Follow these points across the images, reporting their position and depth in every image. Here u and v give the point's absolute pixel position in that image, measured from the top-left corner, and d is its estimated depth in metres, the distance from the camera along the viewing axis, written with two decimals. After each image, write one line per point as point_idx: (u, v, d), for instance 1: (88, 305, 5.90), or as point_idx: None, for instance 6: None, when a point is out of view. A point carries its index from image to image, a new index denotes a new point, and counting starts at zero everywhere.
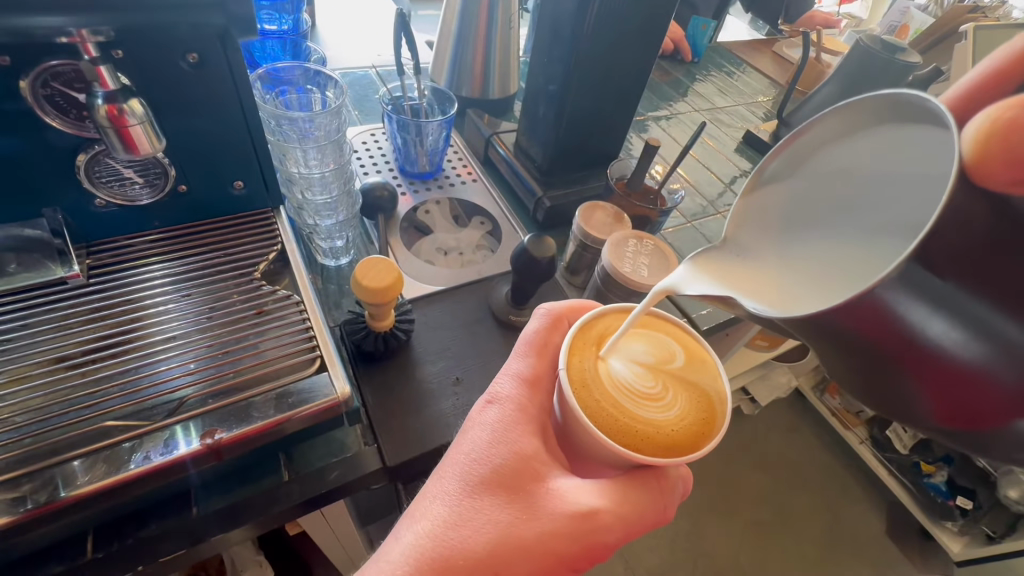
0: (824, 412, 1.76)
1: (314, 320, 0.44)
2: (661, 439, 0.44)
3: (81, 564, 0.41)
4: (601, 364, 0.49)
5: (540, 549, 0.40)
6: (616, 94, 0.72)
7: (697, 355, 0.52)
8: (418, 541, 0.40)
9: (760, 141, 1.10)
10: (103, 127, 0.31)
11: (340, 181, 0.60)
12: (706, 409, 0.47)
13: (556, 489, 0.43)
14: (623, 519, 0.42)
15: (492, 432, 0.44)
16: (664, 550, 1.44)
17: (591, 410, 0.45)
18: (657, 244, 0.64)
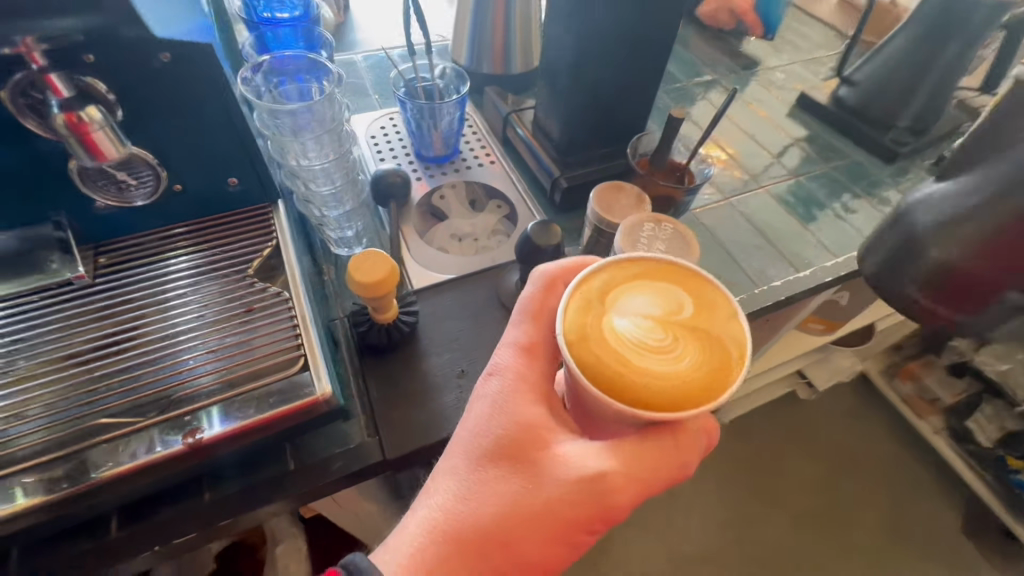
0: (894, 400, 1.61)
1: (302, 319, 0.44)
2: (669, 389, 0.37)
3: (109, 540, 0.46)
4: (596, 318, 0.41)
5: (549, 518, 0.39)
6: (640, 63, 0.66)
7: (708, 301, 0.43)
8: (431, 515, 0.40)
9: (817, 104, 0.99)
10: (65, 137, 0.32)
11: (343, 171, 0.60)
12: (721, 357, 0.39)
13: (558, 454, 0.41)
14: (633, 478, 0.40)
15: (488, 406, 0.42)
16: (708, 536, 1.40)
17: (587, 367, 0.38)
18: (676, 227, 0.59)
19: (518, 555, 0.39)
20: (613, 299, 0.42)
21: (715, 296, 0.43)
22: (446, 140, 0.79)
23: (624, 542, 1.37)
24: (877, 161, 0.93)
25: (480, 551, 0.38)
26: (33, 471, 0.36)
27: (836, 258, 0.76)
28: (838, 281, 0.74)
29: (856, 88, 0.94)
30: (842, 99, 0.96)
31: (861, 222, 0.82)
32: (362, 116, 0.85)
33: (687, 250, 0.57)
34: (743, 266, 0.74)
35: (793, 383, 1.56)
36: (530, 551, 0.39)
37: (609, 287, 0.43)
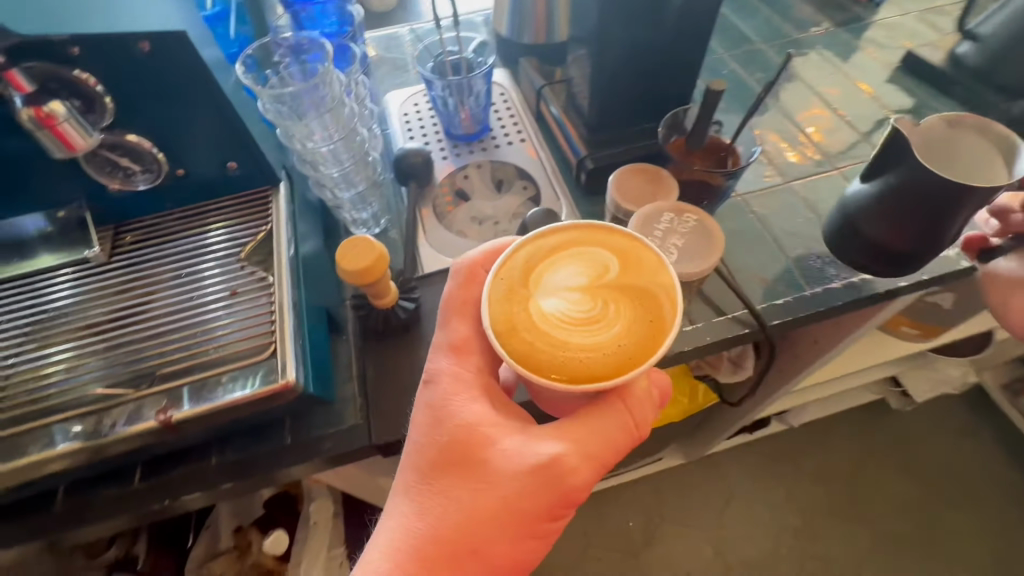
0: (1015, 419, 1.35)
1: (279, 305, 0.45)
2: (603, 356, 0.40)
3: (133, 488, 0.51)
4: (521, 304, 0.42)
5: (508, 513, 0.38)
6: (680, 26, 0.58)
7: (633, 257, 0.44)
8: (392, 534, 0.38)
9: (929, 66, 0.82)
10: (35, 130, 0.36)
11: (351, 151, 0.59)
12: (651, 314, 0.41)
13: (505, 452, 0.40)
14: (586, 456, 0.40)
15: (428, 416, 0.42)
16: (766, 546, 1.29)
17: (519, 355, 0.40)
18: (700, 218, 0.52)
19: (489, 556, 0.38)
20: (537, 277, 0.43)
21: (635, 249, 0.44)
22: (475, 116, 0.76)
23: (666, 538, 1.31)
24: None
25: (448, 563, 0.37)
26: (41, 430, 0.41)
27: None
28: (920, 285, 0.61)
29: (982, 44, 0.75)
30: (964, 58, 0.78)
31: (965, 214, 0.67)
32: (398, 92, 0.84)
33: (709, 247, 0.50)
34: (796, 262, 0.64)
35: (883, 392, 1.36)
36: (501, 550, 0.38)
37: (531, 265, 0.44)
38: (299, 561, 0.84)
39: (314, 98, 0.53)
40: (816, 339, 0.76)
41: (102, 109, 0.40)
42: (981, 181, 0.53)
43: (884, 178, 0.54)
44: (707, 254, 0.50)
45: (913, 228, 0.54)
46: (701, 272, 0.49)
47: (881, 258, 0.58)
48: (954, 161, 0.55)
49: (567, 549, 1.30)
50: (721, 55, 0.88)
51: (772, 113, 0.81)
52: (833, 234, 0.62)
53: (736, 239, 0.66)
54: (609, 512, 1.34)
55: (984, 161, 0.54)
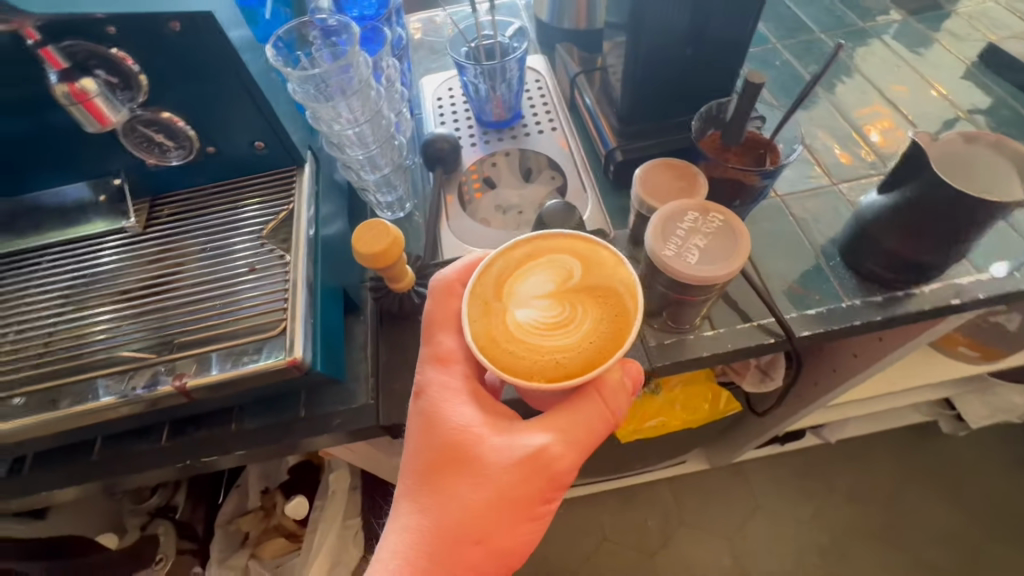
0: None
1: (295, 280, 0.46)
2: (576, 353, 0.42)
3: (160, 446, 0.54)
4: (497, 316, 0.44)
5: (504, 504, 0.40)
6: (723, 13, 0.54)
7: (594, 259, 0.46)
8: (400, 537, 0.40)
9: (1012, 61, 0.74)
10: (71, 104, 0.39)
11: (376, 135, 0.59)
12: (616, 309, 0.43)
13: (493, 448, 0.41)
14: (571, 443, 0.42)
15: (421, 425, 0.43)
16: (792, 562, 1.24)
17: (502, 362, 0.42)
18: (728, 219, 0.49)
19: (492, 544, 0.40)
20: (509, 290, 0.45)
21: (596, 253, 0.46)
22: (506, 102, 0.75)
23: (684, 542, 1.28)
24: None
25: (455, 553, 0.39)
26: (74, 385, 0.44)
27: (979, 275, 0.57)
28: (977, 302, 0.56)
29: None
30: None
31: None
32: (433, 76, 0.84)
33: (734, 250, 0.47)
34: (836, 270, 0.60)
35: (934, 413, 1.27)
36: (503, 536, 0.41)
37: (502, 278, 0.46)
38: (317, 528, 0.88)
39: (341, 81, 0.53)
40: (854, 353, 0.72)
41: (137, 87, 0.43)
42: (1001, 194, 0.47)
43: (903, 190, 0.51)
44: (731, 258, 0.47)
45: (931, 237, 0.50)
46: (723, 277, 0.46)
47: (897, 268, 0.55)
48: (969, 176, 0.49)
49: (581, 543, 1.30)
50: (774, 45, 0.83)
51: (824, 109, 0.75)
52: (847, 240, 0.58)
53: (772, 243, 0.63)
54: (626, 510, 1.33)
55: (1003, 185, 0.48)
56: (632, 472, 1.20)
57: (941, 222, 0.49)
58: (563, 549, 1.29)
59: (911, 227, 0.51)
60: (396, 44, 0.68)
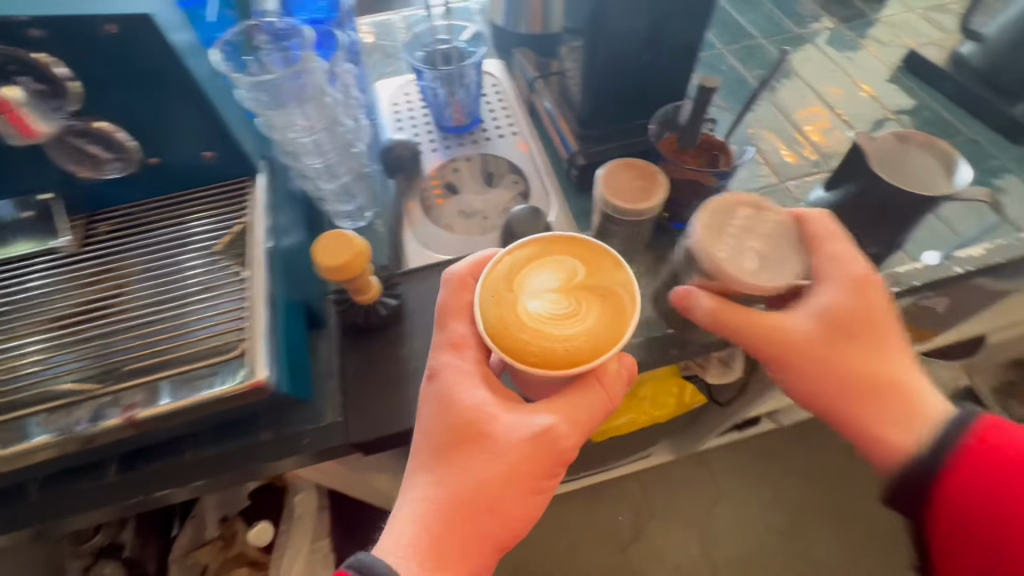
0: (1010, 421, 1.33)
1: (254, 297, 0.44)
2: (582, 344, 0.44)
3: (106, 483, 0.50)
4: (511, 305, 0.45)
5: (516, 478, 0.43)
6: (677, 21, 0.56)
7: (594, 261, 0.48)
8: (418, 509, 0.42)
9: (931, 65, 0.80)
10: None
11: (334, 142, 0.58)
12: (617, 307, 0.45)
13: (504, 426, 0.44)
14: (572, 423, 0.45)
15: (437, 407, 0.45)
16: (759, 542, 1.29)
17: (516, 348, 0.43)
18: (780, 224, 0.50)
19: (503, 513, 0.43)
20: (519, 284, 0.47)
21: (599, 254, 0.49)
22: (465, 108, 0.75)
23: (657, 534, 1.31)
24: (999, 139, 0.74)
25: (471, 521, 0.42)
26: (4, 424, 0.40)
27: (914, 264, 0.62)
28: (913, 290, 0.60)
29: (985, 45, 0.74)
30: (965, 58, 0.77)
31: (957, 219, 0.66)
32: (388, 81, 0.82)
33: (795, 263, 0.49)
34: None
35: None
36: (512, 505, 0.43)
37: (515, 273, 0.47)
38: (284, 553, 0.84)
39: (296, 87, 0.50)
40: None
41: (68, 95, 0.40)
42: (929, 185, 0.51)
43: (846, 187, 0.54)
44: (791, 270, 0.48)
45: (871, 231, 0.54)
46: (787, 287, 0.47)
47: None
48: (904, 172, 0.52)
49: (559, 543, 1.30)
50: (720, 50, 0.87)
51: (771, 112, 0.79)
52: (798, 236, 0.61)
53: None
54: (601, 508, 1.34)
55: (929, 181, 0.51)
56: (606, 468, 1.22)
57: (880, 217, 0.52)
58: (539, 551, 1.30)
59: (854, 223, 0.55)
60: (352, 49, 0.67)
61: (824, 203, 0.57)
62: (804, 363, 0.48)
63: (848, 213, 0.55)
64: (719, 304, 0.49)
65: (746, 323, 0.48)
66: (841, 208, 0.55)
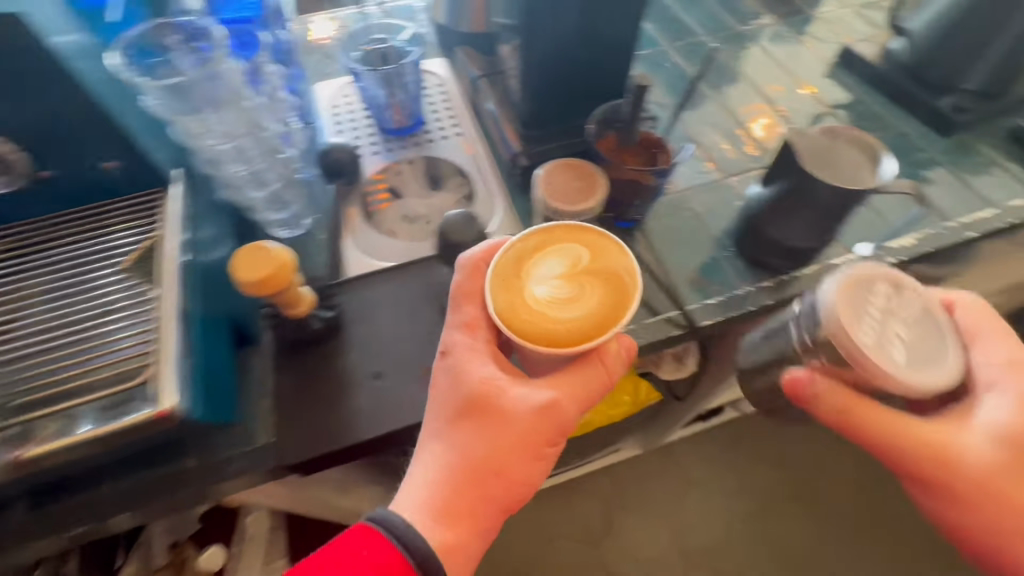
0: None
1: (164, 316, 0.40)
2: (584, 326, 0.44)
3: (12, 525, 0.45)
4: (519, 291, 0.45)
5: (524, 446, 0.43)
6: (610, 19, 0.56)
7: (599, 246, 0.48)
8: (431, 475, 0.43)
9: (863, 60, 0.82)
10: None
11: (259, 148, 0.54)
12: (620, 291, 0.45)
13: (512, 399, 0.43)
14: (575, 397, 0.45)
15: (448, 380, 0.45)
16: (725, 528, 1.32)
17: (519, 329, 0.43)
18: (926, 301, 0.44)
19: (511, 478, 0.43)
20: (528, 270, 0.47)
21: (603, 239, 0.49)
22: (407, 109, 0.73)
23: (628, 528, 1.32)
24: (928, 132, 0.77)
25: (482, 487, 0.42)
26: None
27: (849, 255, 0.63)
28: None
29: (912, 41, 0.76)
30: (894, 53, 0.79)
31: (888, 208, 0.67)
32: (328, 82, 0.79)
33: (947, 355, 0.42)
34: (732, 259, 0.63)
35: None
36: (520, 472, 0.43)
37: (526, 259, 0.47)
38: None
39: (210, 92, 0.47)
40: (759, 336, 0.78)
41: None
42: (855, 180, 0.52)
43: (780, 183, 0.55)
44: (943, 364, 0.41)
45: (802, 224, 0.55)
46: (942, 388, 0.40)
47: (780, 254, 0.59)
48: (832, 167, 0.53)
49: (531, 544, 1.30)
50: (664, 48, 0.87)
51: (714, 108, 0.80)
52: (738, 231, 0.62)
53: (673, 238, 0.65)
54: (570, 506, 1.34)
55: (855, 176, 0.52)
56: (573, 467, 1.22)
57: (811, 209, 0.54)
58: (512, 553, 1.29)
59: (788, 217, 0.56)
60: (277, 48, 0.65)
61: (760, 198, 0.58)
62: (970, 487, 0.41)
63: (782, 207, 0.55)
64: (852, 400, 0.42)
65: (894, 428, 0.41)
66: (776, 202, 0.56)
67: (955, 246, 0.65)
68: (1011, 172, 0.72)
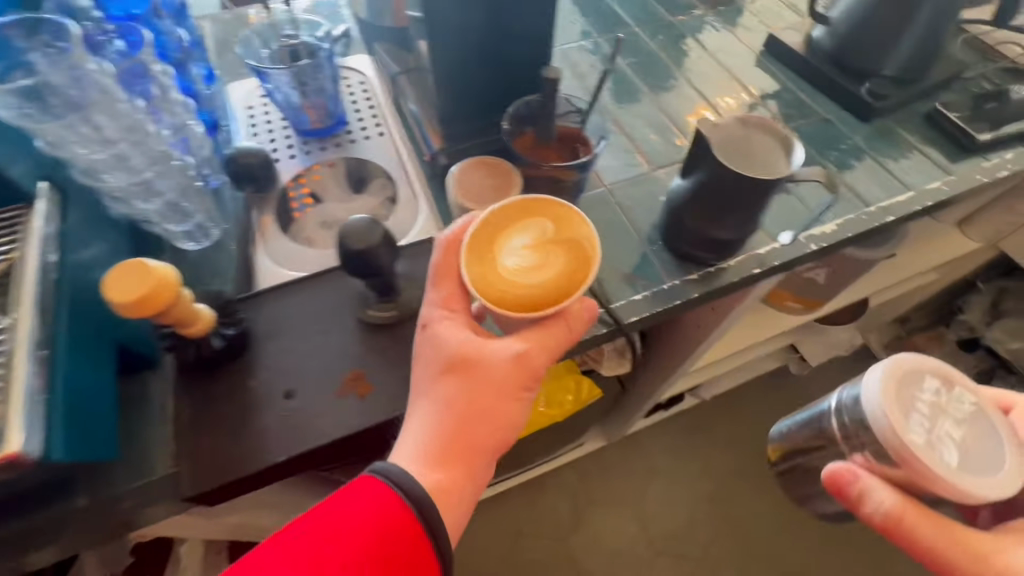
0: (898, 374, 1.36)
1: (14, 347, 0.36)
2: (557, 286, 0.46)
3: None
4: (490, 261, 0.47)
5: (502, 394, 0.45)
6: (515, 13, 0.54)
7: (563, 216, 0.49)
8: (418, 433, 0.44)
9: (788, 49, 0.83)
10: None
11: (144, 156, 0.50)
12: (582, 258, 0.47)
13: (490, 354, 0.46)
14: (547, 349, 0.47)
15: (427, 346, 0.46)
16: (687, 515, 1.33)
17: (496, 297, 0.46)
18: (976, 399, 0.43)
19: (492, 425, 0.45)
20: (497, 243, 0.48)
21: (566, 209, 0.50)
22: (324, 109, 0.69)
23: (593, 521, 1.32)
24: (850, 118, 0.78)
25: (469, 436, 0.44)
26: None
27: (773, 245, 0.63)
28: (773, 269, 0.62)
29: (833, 29, 0.78)
30: (817, 42, 0.80)
31: (810, 195, 0.68)
32: (244, 83, 0.75)
33: (1000, 459, 0.41)
34: (659, 253, 0.63)
35: (784, 358, 1.36)
36: (501, 419, 0.45)
37: (492, 229, 0.48)
38: None
39: (74, 94, 0.43)
40: (699, 324, 0.79)
41: None
42: (765, 170, 0.53)
43: (696, 174, 0.54)
44: (995, 468, 0.40)
45: (720, 215, 0.55)
46: (995, 497, 0.39)
47: (703, 246, 0.59)
48: (744, 157, 0.54)
49: (495, 545, 1.28)
50: (595, 40, 0.86)
51: (644, 100, 0.79)
52: (663, 224, 0.61)
53: (602, 234, 0.64)
54: (534, 504, 1.34)
55: (766, 166, 0.53)
56: (533, 465, 1.21)
57: (725, 201, 0.53)
58: (477, 554, 1.27)
59: (704, 208, 0.55)
60: (158, 44, 0.59)
61: (680, 191, 0.57)
62: None
63: (699, 199, 0.55)
64: (905, 505, 0.40)
65: (945, 534, 0.39)
66: (694, 194, 0.55)
67: (876, 229, 0.67)
68: (929, 155, 0.74)
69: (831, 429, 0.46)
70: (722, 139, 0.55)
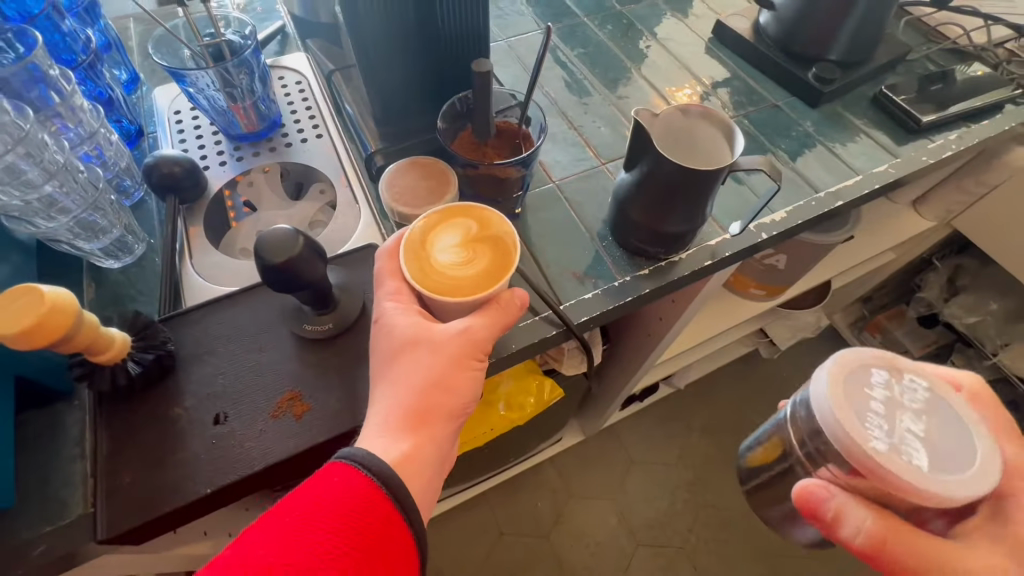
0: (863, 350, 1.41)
1: None
2: (491, 267, 0.45)
3: None
4: (425, 258, 0.46)
5: (458, 362, 0.43)
6: (444, 7, 0.51)
7: (485, 215, 0.49)
8: (379, 413, 0.42)
9: (736, 34, 0.82)
10: None
11: (42, 169, 0.46)
12: (505, 250, 0.46)
13: (452, 327, 0.44)
14: (493, 324, 0.45)
15: (379, 330, 0.44)
16: (666, 505, 1.33)
17: (436, 289, 0.44)
18: (929, 385, 0.43)
19: (451, 397, 0.43)
20: (426, 244, 0.47)
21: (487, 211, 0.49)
22: (257, 112, 0.65)
23: (573, 518, 1.31)
24: (799, 104, 0.78)
25: (437, 405, 0.42)
26: None
27: (723, 235, 0.62)
28: (726, 260, 0.61)
29: (778, 15, 0.77)
30: (763, 27, 0.80)
31: (759, 183, 0.67)
32: (169, 85, 0.71)
33: (970, 450, 0.40)
34: (611, 249, 0.61)
35: (753, 343, 1.37)
36: (461, 390, 0.43)
37: (422, 233, 0.47)
38: None
39: None
40: (660, 317, 0.79)
41: None
42: (706, 162, 0.52)
43: (640, 167, 0.52)
44: (966, 463, 0.39)
45: (665, 209, 0.53)
46: (971, 495, 0.38)
47: (653, 240, 0.57)
48: (687, 148, 0.53)
49: (474, 547, 1.27)
50: (543, 31, 0.84)
51: (593, 92, 0.77)
52: (613, 220, 0.60)
53: (553, 232, 0.62)
54: (512, 504, 1.32)
55: (709, 155, 0.52)
56: (509, 466, 1.19)
57: (670, 194, 0.52)
58: (457, 559, 1.25)
59: (648, 203, 0.54)
60: (57, 46, 0.57)
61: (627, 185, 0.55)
62: None
63: (646, 193, 0.53)
64: (885, 527, 0.39)
65: (926, 559, 0.38)
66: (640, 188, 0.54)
67: (825, 215, 0.66)
68: (876, 138, 0.74)
69: (791, 440, 0.47)
70: (665, 130, 0.54)
